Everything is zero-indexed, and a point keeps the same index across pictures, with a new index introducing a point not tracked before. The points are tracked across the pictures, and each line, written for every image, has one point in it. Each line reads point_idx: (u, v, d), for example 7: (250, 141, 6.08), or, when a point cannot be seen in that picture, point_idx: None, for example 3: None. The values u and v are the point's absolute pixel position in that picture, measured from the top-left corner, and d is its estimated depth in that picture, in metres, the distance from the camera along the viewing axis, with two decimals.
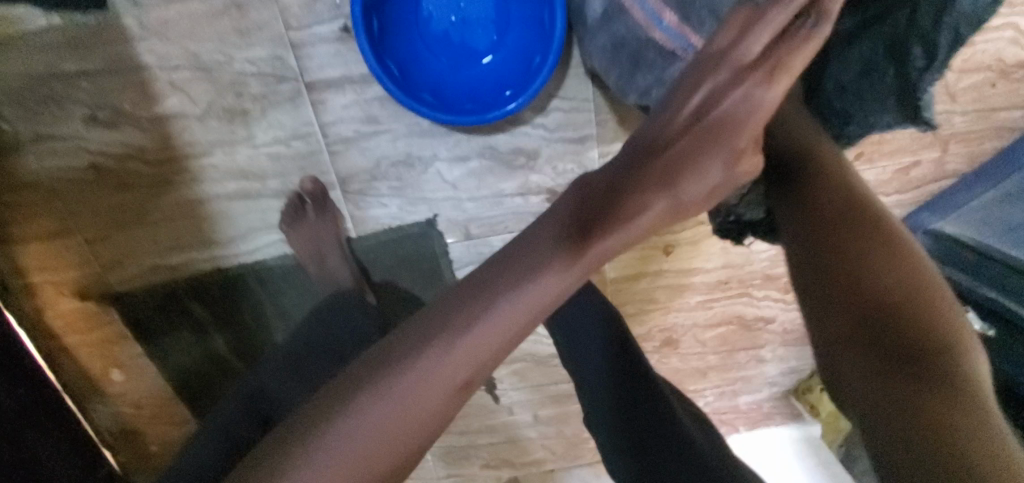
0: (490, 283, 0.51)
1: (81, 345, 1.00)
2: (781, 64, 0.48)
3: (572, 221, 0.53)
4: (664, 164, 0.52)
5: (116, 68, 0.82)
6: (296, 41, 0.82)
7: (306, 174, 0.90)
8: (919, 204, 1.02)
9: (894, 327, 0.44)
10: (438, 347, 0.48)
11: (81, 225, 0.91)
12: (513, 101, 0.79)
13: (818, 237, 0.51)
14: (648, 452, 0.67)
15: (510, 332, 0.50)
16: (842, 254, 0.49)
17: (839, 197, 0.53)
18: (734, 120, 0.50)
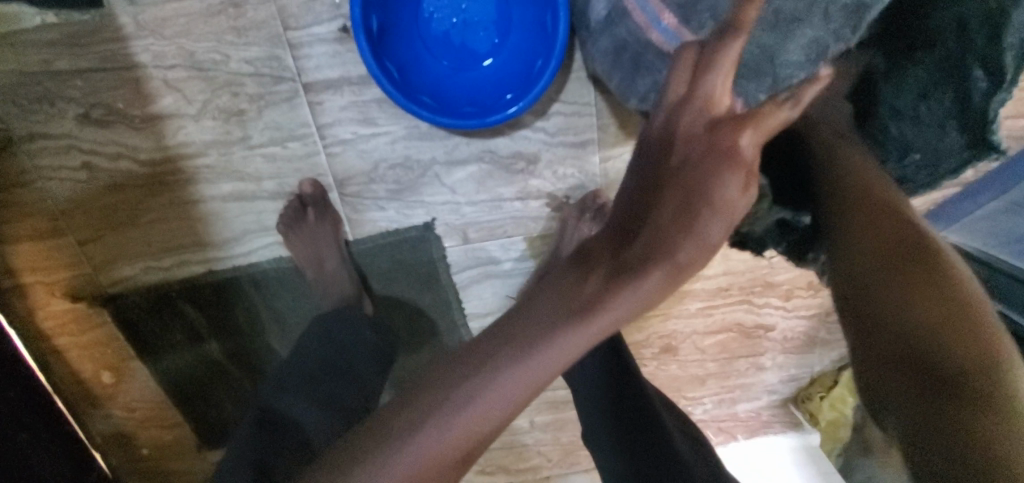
0: (489, 357, 0.50)
1: (73, 346, 0.98)
2: (750, 123, 0.49)
3: (572, 294, 0.50)
4: (656, 232, 0.48)
5: (110, 66, 0.80)
6: (295, 41, 0.81)
7: (305, 176, 0.89)
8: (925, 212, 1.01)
9: (940, 345, 0.42)
10: (436, 423, 0.49)
11: (73, 225, 0.89)
12: (514, 105, 0.77)
13: (858, 258, 0.51)
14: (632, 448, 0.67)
15: (508, 407, 0.49)
16: (883, 274, 0.48)
17: (888, 225, 0.52)
18: (713, 177, 0.47)
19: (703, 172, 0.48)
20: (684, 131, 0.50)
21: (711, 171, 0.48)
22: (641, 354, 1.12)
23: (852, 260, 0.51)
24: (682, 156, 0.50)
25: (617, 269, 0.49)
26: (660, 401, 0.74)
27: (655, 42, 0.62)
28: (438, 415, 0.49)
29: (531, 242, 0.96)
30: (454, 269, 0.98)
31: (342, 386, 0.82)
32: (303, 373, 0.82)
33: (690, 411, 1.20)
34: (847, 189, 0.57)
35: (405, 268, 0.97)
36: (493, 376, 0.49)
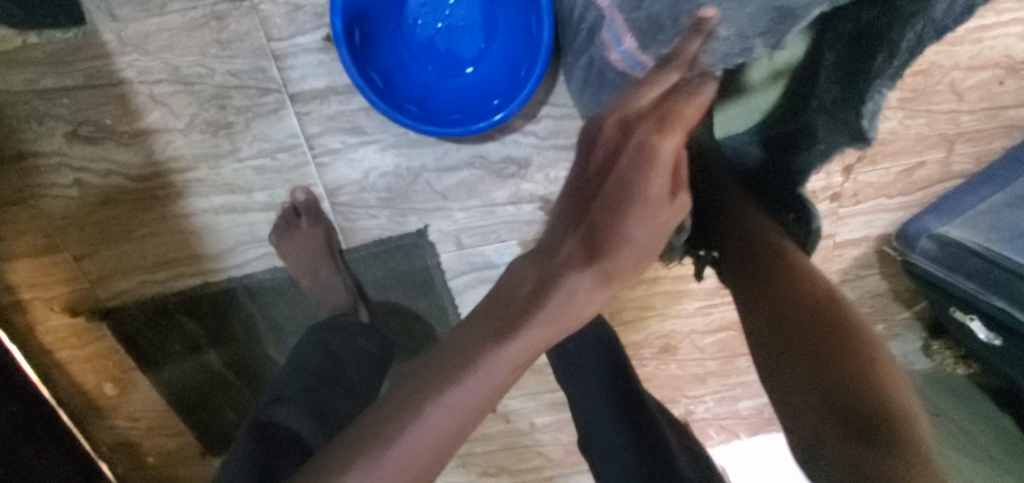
0: (420, 387, 0.47)
1: (74, 360, 0.99)
2: (669, 114, 0.50)
3: (501, 313, 0.49)
4: (587, 234, 0.49)
5: (95, 83, 0.80)
6: (279, 52, 0.80)
7: (297, 186, 0.89)
8: (924, 208, 0.99)
9: (846, 392, 0.45)
10: (369, 456, 0.45)
11: (67, 241, 0.90)
12: (500, 111, 0.76)
13: (758, 291, 0.57)
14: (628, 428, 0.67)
15: (448, 434, 0.45)
16: (778, 309, 0.54)
17: (797, 274, 0.56)
18: (637, 171, 0.48)
19: (626, 171, 0.49)
20: (605, 133, 0.54)
21: (634, 171, 0.48)
22: (640, 354, 1.11)
23: (754, 298, 0.57)
24: (604, 159, 0.53)
25: (549, 282, 0.48)
26: (655, 406, 0.74)
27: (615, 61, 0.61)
28: (371, 451, 0.45)
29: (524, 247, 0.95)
30: (449, 274, 0.97)
31: (336, 394, 0.80)
32: (299, 383, 0.79)
33: (691, 409, 1.19)
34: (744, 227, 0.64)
35: (399, 274, 0.97)
36: (424, 402, 0.45)
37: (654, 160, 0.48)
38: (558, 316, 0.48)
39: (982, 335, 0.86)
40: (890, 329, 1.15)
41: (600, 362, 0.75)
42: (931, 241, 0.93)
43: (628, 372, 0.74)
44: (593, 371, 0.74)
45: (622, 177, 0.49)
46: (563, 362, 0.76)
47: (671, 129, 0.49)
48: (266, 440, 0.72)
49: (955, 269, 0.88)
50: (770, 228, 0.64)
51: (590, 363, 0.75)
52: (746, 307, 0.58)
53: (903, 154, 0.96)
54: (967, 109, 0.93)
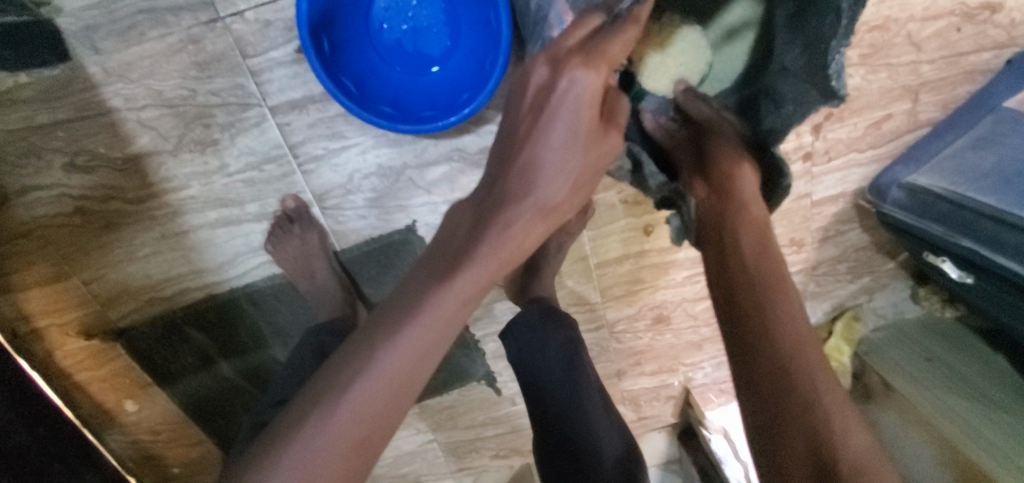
0: (398, 304, 0.57)
1: (93, 380, 1.04)
2: (595, 54, 0.58)
3: (456, 244, 0.60)
4: (520, 167, 0.60)
5: (86, 115, 0.84)
6: (255, 68, 0.84)
7: (286, 193, 0.93)
8: (895, 158, 1.02)
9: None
10: (364, 360, 0.54)
11: (75, 268, 0.94)
12: (469, 104, 0.79)
13: (787, 416, 0.58)
14: (553, 422, 0.77)
15: (429, 339, 0.55)
16: (817, 444, 0.55)
17: (789, 342, 0.61)
18: (556, 98, 0.58)
19: (552, 115, 0.58)
20: (532, 73, 0.60)
21: (556, 109, 0.58)
22: (635, 327, 1.14)
23: (777, 416, 0.58)
24: (533, 97, 0.60)
25: (489, 223, 0.59)
26: (612, 446, 0.76)
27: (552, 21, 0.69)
28: (366, 358, 0.54)
29: None
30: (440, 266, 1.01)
31: None
32: (296, 383, 0.84)
33: (691, 376, 1.23)
34: (769, 317, 0.62)
35: (393, 272, 1.01)
36: (406, 315, 0.55)
37: (582, 100, 0.58)
38: (498, 250, 0.59)
39: (955, 274, 0.92)
40: (879, 280, 1.17)
41: (562, 380, 0.78)
42: (900, 191, 0.97)
43: (586, 425, 0.75)
44: (550, 373, 0.79)
45: (552, 117, 0.58)
46: (522, 344, 0.82)
47: (597, 67, 0.57)
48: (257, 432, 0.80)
49: (924, 214, 0.93)
50: (764, 258, 0.67)
51: (552, 374, 0.79)
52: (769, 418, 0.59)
53: (869, 108, 0.98)
54: (927, 58, 0.95)
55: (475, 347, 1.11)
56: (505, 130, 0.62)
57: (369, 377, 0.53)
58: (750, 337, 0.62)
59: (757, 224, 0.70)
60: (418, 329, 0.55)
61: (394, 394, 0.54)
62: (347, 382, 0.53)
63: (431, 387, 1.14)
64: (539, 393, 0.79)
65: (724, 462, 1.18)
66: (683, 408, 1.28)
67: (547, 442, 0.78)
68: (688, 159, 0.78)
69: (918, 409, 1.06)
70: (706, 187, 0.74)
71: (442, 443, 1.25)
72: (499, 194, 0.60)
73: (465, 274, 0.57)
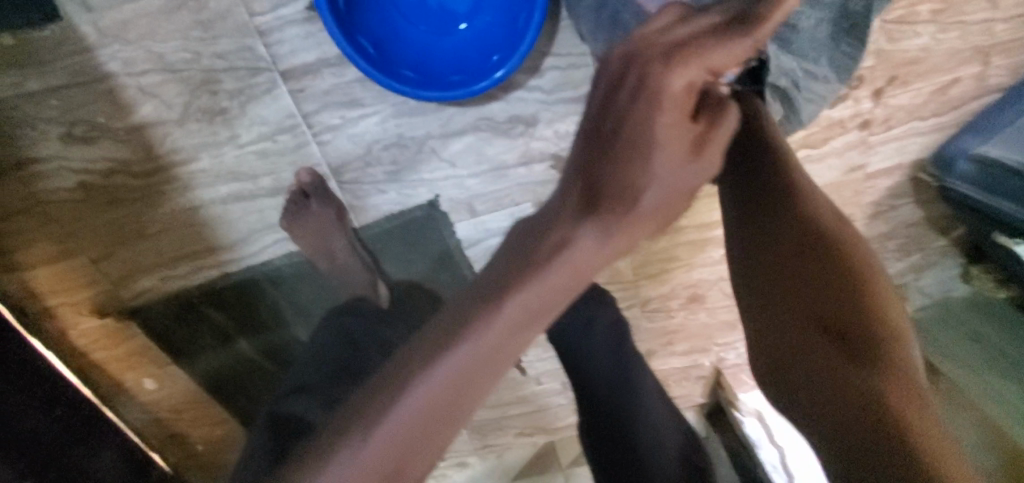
0: (420, 345, 0.43)
1: (109, 359, 1.01)
2: (696, 52, 0.40)
3: (495, 272, 0.43)
4: (585, 179, 0.42)
5: (82, 81, 0.77)
6: (263, 28, 0.76)
7: (300, 166, 0.86)
8: (962, 127, 0.93)
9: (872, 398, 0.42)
10: (373, 414, 0.41)
11: (84, 245, 0.90)
12: (501, 67, 0.72)
13: (807, 331, 0.46)
14: (602, 411, 0.71)
15: (453, 394, 0.41)
16: (849, 362, 0.43)
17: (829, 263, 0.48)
18: (634, 93, 0.41)
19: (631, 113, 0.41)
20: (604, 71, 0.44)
21: (635, 109, 0.41)
22: (668, 306, 1.08)
23: (796, 330, 0.47)
24: (603, 94, 0.43)
25: (539, 248, 0.42)
26: (673, 443, 0.71)
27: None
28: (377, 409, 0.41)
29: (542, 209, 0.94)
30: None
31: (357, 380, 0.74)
32: (317, 369, 0.77)
33: (723, 356, 1.18)
34: (806, 232, 0.50)
35: (417, 252, 0.96)
36: (430, 364, 0.41)
37: (664, 98, 0.40)
38: (549, 291, 0.42)
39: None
40: (928, 258, 1.10)
41: (615, 365, 0.74)
42: (969, 163, 0.89)
43: (647, 419, 0.70)
44: (601, 358, 0.75)
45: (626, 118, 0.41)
46: (565, 323, 0.78)
47: (688, 64, 0.40)
48: (276, 428, 0.70)
49: (993, 190, 0.85)
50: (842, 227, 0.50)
51: (600, 365, 0.74)
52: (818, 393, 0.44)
53: (936, 72, 0.89)
54: (1005, 16, 0.85)
55: None
56: (583, 127, 0.44)
57: (378, 438, 0.41)
58: (789, 290, 0.48)
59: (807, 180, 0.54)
60: (439, 381, 0.41)
61: (412, 449, 0.42)
62: (349, 441, 0.41)
63: None
64: (588, 376, 0.74)
65: (759, 446, 1.15)
66: (713, 388, 1.24)
67: (602, 439, 0.71)
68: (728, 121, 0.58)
69: (965, 393, 1.02)
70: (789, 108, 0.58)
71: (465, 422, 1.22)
72: (555, 204, 0.44)
73: (502, 317, 0.41)
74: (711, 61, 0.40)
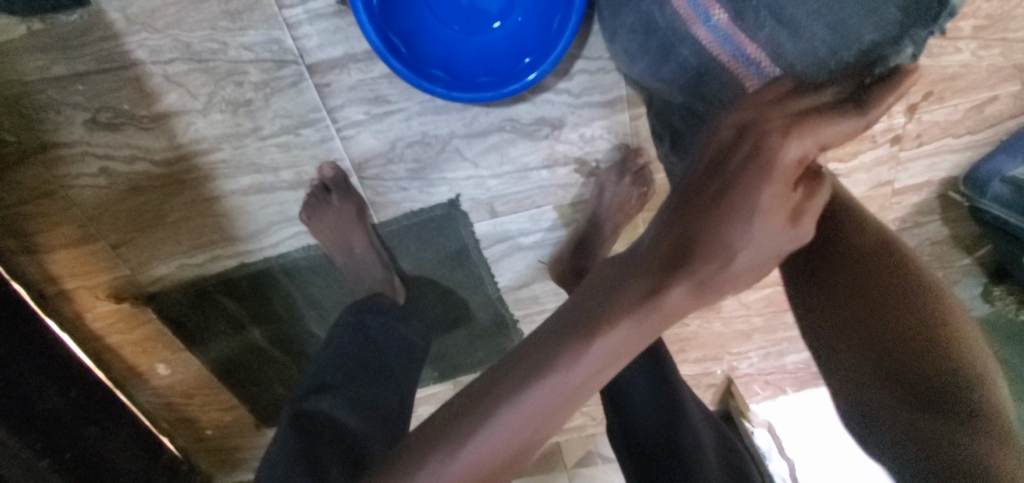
0: (508, 371, 0.47)
1: (125, 344, 1.02)
2: (801, 129, 0.42)
3: (582, 306, 0.47)
4: (686, 224, 0.45)
5: (109, 67, 0.77)
6: (291, 20, 0.75)
7: (323, 161, 0.86)
8: (995, 145, 0.91)
9: (910, 377, 0.45)
10: (472, 428, 0.46)
11: (103, 231, 0.90)
12: (534, 70, 0.72)
13: (860, 320, 0.47)
14: (634, 412, 0.73)
15: (548, 413, 0.46)
16: (888, 350, 0.45)
17: (878, 252, 0.48)
18: (744, 167, 0.43)
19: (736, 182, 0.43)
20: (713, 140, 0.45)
21: (741, 175, 0.43)
22: None
23: (849, 318, 0.47)
24: (703, 163, 0.46)
25: (626, 291, 0.46)
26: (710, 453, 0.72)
27: (701, 38, 0.57)
28: (473, 424, 0.46)
29: (561, 211, 0.93)
30: (498, 274, 1.00)
31: (379, 388, 0.79)
32: (340, 369, 0.79)
33: (735, 365, 1.17)
34: (845, 234, 0.50)
35: (433, 249, 0.95)
36: (525, 386, 0.45)
37: (771, 171, 0.42)
38: (642, 329, 0.45)
39: None
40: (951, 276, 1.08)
41: (646, 370, 0.75)
42: (1004, 184, 0.86)
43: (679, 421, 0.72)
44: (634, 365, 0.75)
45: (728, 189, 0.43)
46: None
47: (800, 143, 0.42)
48: (298, 432, 0.71)
49: None
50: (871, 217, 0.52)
51: (628, 377, 0.74)
52: (875, 405, 0.46)
53: (974, 89, 0.87)
54: None
55: (513, 328, 1.06)
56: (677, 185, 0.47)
57: (477, 450, 0.45)
58: (830, 300, 0.49)
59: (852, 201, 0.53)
60: (537, 400, 0.45)
61: (501, 467, 0.46)
62: (450, 451, 0.46)
63: (466, 364, 1.10)
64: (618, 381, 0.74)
65: (768, 457, 1.15)
66: (723, 397, 1.23)
67: (636, 438, 0.72)
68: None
69: None
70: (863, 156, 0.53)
71: None
72: (644, 250, 0.47)
73: (597, 347, 0.45)
74: (825, 142, 0.42)
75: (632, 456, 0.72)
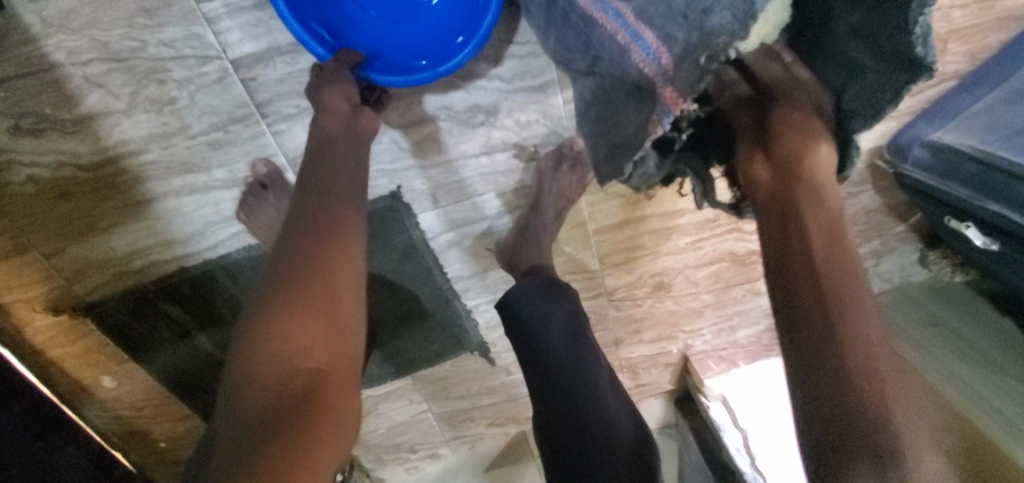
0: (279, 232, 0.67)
1: (67, 357, 0.99)
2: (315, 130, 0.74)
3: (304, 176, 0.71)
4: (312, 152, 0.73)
5: (25, 71, 0.75)
6: (211, 15, 0.75)
7: (255, 158, 0.85)
8: (917, 115, 0.93)
9: (853, 411, 0.51)
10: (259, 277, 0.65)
11: (34, 241, 0.87)
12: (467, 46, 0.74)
13: (814, 304, 0.57)
14: (548, 395, 0.78)
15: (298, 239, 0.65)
16: (835, 343, 0.54)
17: (832, 264, 0.58)
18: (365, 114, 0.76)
19: (313, 167, 0.71)
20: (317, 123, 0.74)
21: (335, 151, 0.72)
22: (635, 295, 1.09)
23: (803, 292, 0.58)
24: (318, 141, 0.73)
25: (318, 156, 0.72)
26: (626, 434, 0.75)
27: (582, 3, 0.65)
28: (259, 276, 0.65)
29: (504, 198, 0.94)
30: (447, 266, 1.00)
31: None
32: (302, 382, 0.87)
33: (690, 343, 1.19)
34: (826, 238, 0.60)
35: (379, 244, 0.95)
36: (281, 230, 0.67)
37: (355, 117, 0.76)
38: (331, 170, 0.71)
39: (978, 241, 0.82)
40: (889, 244, 1.12)
41: (567, 355, 0.79)
42: (924, 150, 0.88)
43: (593, 409, 0.75)
44: (552, 341, 0.80)
45: (339, 172, 0.72)
46: (518, 310, 0.83)
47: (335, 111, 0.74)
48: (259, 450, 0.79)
49: (949, 177, 0.84)
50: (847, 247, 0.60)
51: (552, 365, 0.79)
52: (816, 407, 0.53)
53: None
54: (959, 3, 0.87)
55: (468, 318, 1.07)
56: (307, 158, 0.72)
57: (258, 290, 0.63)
58: (806, 287, 0.58)
59: (816, 218, 0.61)
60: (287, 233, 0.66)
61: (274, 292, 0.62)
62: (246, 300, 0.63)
63: (424, 358, 1.10)
64: (538, 355, 0.80)
65: (723, 429, 1.15)
66: (681, 375, 1.26)
67: (550, 418, 0.78)
68: (747, 129, 0.72)
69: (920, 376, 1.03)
70: (767, 163, 0.68)
71: (435, 413, 1.22)
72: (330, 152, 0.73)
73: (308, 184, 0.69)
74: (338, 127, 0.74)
75: (547, 432, 0.78)
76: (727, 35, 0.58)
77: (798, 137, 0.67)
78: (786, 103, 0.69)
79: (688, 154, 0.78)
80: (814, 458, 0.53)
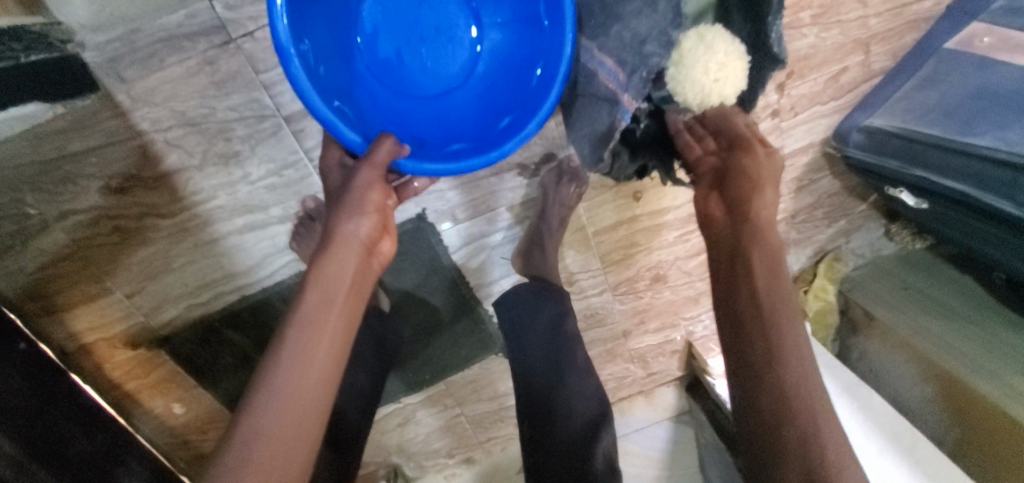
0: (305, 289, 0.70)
1: (141, 388, 1.12)
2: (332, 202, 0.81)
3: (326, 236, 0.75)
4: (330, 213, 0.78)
5: (115, 140, 0.92)
6: (267, 82, 0.92)
7: (304, 196, 1.01)
8: (853, 107, 1.11)
9: (787, 424, 0.62)
10: (292, 331, 0.66)
11: (118, 283, 1.02)
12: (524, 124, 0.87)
13: (761, 331, 0.67)
14: (531, 384, 0.91)
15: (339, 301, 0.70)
16: (770, 363, 0.65)
17: (769, 295, 0.68)
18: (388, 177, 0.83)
19: (334, 277, 0.71)
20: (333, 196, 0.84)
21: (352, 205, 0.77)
22: (636, 288, 1.23)
23: (747, 321, 0.68)
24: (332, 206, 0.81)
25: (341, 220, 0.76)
26: (586, 409, 0.88)
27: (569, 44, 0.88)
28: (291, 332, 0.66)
29: (513, 211, 1.10)
30: (468, 275, 1.15)
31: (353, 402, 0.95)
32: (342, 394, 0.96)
33: (691, 329, 1.33)
34: (766, 269, 0.70)
35: (409, 261, 1.10)
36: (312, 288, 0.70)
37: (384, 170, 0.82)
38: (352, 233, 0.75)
39: (911, 201, 1.00)
40: (855, 222, 1.27)
41: (548, 347, 0.92)
42: (861, 135, 1.06)
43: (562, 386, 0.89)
44: (535, 335, 0.93)
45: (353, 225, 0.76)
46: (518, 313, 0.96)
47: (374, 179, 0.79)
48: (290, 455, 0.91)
49: (882, 153, 1.01)
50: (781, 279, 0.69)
51: (539, 355, 0.92)
52: (757, 422, 0.65)
53: (826, 64, 1.07)
54: (874, 12, 1.05)
55: (490, 322, 1.20)
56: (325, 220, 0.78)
57: (299, 346, 0.65)
58: (751, 316, 0.68)
59: (761, 254, 0.71)
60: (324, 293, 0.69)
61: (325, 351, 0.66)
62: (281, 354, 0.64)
63: (453, 363, 1.23)
64: (525, 347, 0.93)
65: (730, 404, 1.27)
66: (687, 361, 1.38)
67: (529, 405, 0.90)
68: (708, 176, 0.83)
69: (896, 334, 1.15)
70: (722, 207, 0.78)
71: (467, 416, 1.34)
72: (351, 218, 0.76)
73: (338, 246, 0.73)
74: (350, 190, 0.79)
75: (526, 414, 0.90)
76: (658, 56, 0.78)
77: (745, 180, 0.77)
78: (742, 155, 0.80)
79: (653, 147, 0.97)
80: (756, 458, 0.64)
